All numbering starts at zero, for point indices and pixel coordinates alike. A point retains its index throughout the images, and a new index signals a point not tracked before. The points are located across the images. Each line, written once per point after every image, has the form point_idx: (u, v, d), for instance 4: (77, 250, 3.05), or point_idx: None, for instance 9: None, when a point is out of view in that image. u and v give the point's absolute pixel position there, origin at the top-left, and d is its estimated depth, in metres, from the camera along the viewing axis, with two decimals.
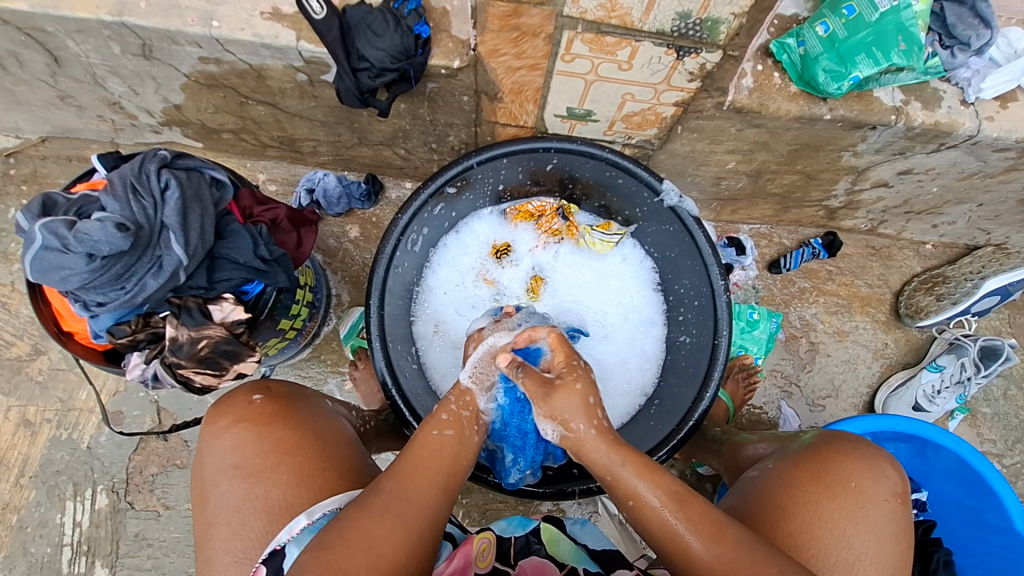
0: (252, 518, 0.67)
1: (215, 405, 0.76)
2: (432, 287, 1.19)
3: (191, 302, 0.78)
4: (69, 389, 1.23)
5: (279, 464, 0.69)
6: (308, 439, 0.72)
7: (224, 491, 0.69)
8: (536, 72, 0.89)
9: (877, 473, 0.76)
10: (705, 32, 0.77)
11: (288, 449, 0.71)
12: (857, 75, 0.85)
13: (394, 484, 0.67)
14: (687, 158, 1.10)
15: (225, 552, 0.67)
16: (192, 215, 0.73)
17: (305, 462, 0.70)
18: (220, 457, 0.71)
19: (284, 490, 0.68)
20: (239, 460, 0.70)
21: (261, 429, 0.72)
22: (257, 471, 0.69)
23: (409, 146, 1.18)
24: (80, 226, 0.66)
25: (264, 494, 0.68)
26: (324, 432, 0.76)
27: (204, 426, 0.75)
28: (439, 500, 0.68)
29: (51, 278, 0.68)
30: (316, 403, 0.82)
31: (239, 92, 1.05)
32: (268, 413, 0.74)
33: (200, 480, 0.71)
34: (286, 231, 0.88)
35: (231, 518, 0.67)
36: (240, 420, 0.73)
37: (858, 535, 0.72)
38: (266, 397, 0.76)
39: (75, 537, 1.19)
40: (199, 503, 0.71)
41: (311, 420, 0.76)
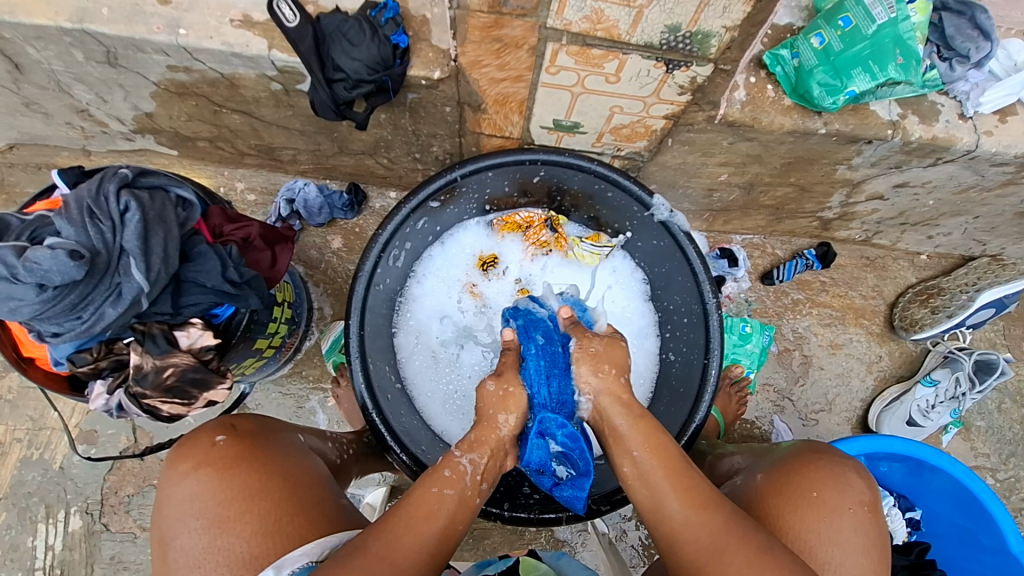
0: (216, 573, 0.63)
1: (177, 448, 0.72)
2: (416, 299, 1.15)
3: (156, 329, 0.73)
4: (41, 406, 1.19)
5: (242, 513, 0.65)
6: (274, 484, 0.68)
7: (184, 543, 0.65)
8: (520, 83, 0.85)
9: (842, 481, 0.73)
10: (695, 45, 0.73)
11: (254, 493, 0.67)
12: (853, 89, 0.82)
13: (382, 544, 0.63)
14: (678, 170, 1.07)
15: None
16: (154, 238, 0.69)
17: (272, 510, 0.66)
18: (180, 505, 0.67)
19: (249, 541, 0.64)
20: (200, 509, 0.66)
21: (223, 475, 0.68)
22: (221, 521, 0.65)
23: (392, 155, 1.14)
24: (30, 254, 0.62)
25: (228, 546, 0.64)
26: (291, 472, 0.72)
27: (165, 468, 0.71)
28: (425, 565, 0.64)
29: (1, 309, 0.63)
30: (284, 438, 0.78)
31: (212, 100, 1.01)
32: (232, 456, 0.70)
33: (161, 528, 0.68)
34: (260, 250, 0.85)
35: (193, 572, 0.63)
36: (200, 466, 0.68)
37: (824, 550, 0.69)
38: (230, 437, 0.72)
39: (47, 561, 1.15)
40: (160, 553, 0.67)
41: (279, 461, 0.72)
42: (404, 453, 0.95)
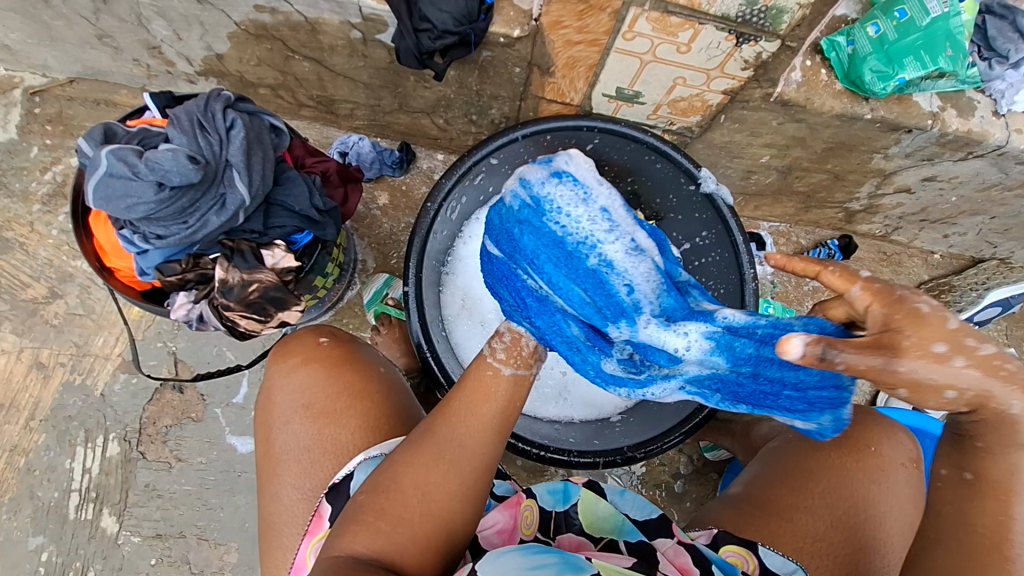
0: (324, 458, 0.73)
1: (282, 347, 0.81)
2: (462, 260, 1.19)
3: (244, 245, 0.78)
4: (85, 334, 1.21)
5: (347, 407, 0.75)
6: (372, 385, 0.78)
7: (293, 430, 0.75)
8: (594, 48, 0.91)
9: (894, 440, 0.87)
10: (768, 20, 0.79)
11: (357, 393, 0.77)
12: (902, 77, 0.88)
13: (448, 430, 0.68)
14: (723, 149, 1.13)
15: (294, 487, 0.73)
16: (255, 157, 0.74)
17: (371, 408, 0.76)
18: (290, 395, 0.77)
19: (353, 432, 0.74)
20: (309, 400, 0.76)
21: (330, 372, 0.78)
22: (326, 413, 0.75)
23: (449, 116, 1.19)
24: (152, 155, 0.67)
25: (335, 435, 0.74)
26: (389, 381, 0.81)
27: (272, 364, 0.80)
28: (488, 447, 0.68)
29: (115, 207, 0.68)
30: (375, 352, 0.86)
31: (288, 45, 1.05)
32: (336, 356, 0.79)
33: (267, 414, 0.78)
34: (335, 186, 0.89)
35: (302, 455, 0.74)
36: (308, 361, 0.79)
37: (884, 495, 0.82)
38: (333, 339, 0.82)
39: (84, 483, 1.17)
40: (264, 436, 0.77)
41: (372, 365, 0.81)
42: (454, 394, 1.00)
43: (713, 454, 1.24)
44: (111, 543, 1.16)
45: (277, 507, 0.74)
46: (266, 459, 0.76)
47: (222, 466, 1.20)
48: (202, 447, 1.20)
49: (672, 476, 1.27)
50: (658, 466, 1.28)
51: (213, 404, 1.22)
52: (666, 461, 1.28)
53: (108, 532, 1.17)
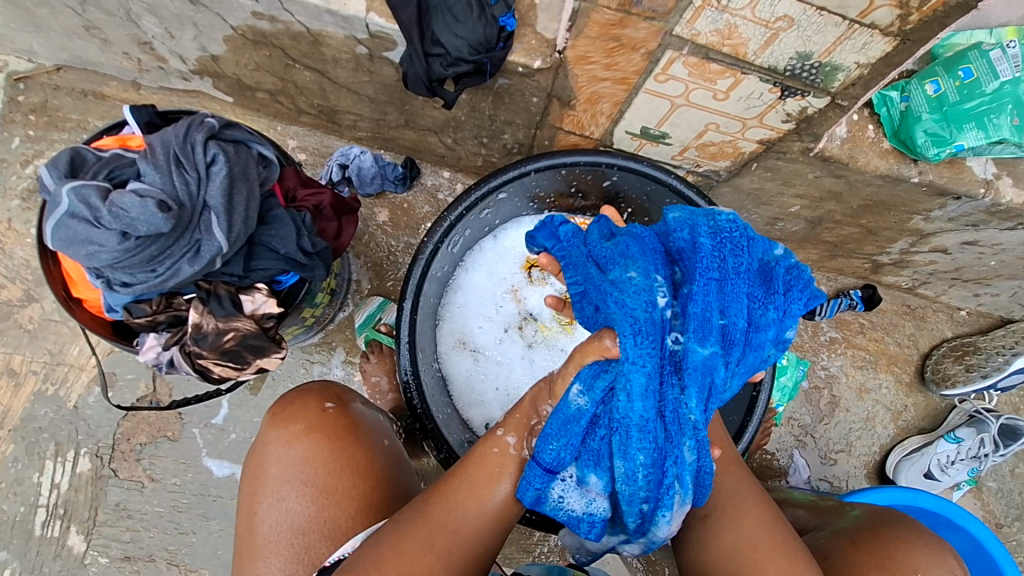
0: (320, 542, 0.67)
1: (283, 409, 0.74)
2: (462, 291, 1.11)
3: (222, 289, 0.71)
4: (61, 341, 1.15)
5: (350, 488, 0.70)
6: (377, 462, 0.73)
7: (288, 507, 0.69)
8: (622, 86, 0.82)
9: (942, 563, 0.68)
10: (820, 76, 0.72)
11: (361, 471, 0.71)
12: (960, 143, 0.80)
13: (444, 513, 0.65)
14: (750, 195, 1.05)
15: (282, 572, 0.67)
16: (237, 196, 0.66)
17: (374, 489, 0.71)
18: (289, 468, 0.71)
19: (353, 517, 0.69)
20: (310, 476, 0.70)
21: (336, 445, 0.72)
22: (329, 492, 0.70)
23: (458, 136, 1.10)
24: (117, 198, 0.60)
25: (333, 518, 0.68)
26: (391, 458, 0.75)
27: (271, 427, 0.73)
28: (477, 538, 0.65)
29: (76, 252, 0.61)
30: (376, 414, 0.81)
31: (287, 53, 0.96)
32: (342, 427, 0.73)
33: (257, 482, 0.71)
34: (328, 220, 0.81)
35: (295, 539, 0.68)
36: (312, 431, 0.72)
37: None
38: (340, 406, 0.75)
39: (51, 499, 1.12)
40: (248, 509, 0.71)
41: (375, 437, 0.76)
42: (439, 448, 0.91)
43: None
44: (77, 563, 1.11)
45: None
46: (247, 535, 0.70)
47: (197, 489, 1.15)
48: (177, 469, 1.15)
49: None
50: None
51: (191, 424, 1.16)
52: None
53: (75, 551, 1.12)
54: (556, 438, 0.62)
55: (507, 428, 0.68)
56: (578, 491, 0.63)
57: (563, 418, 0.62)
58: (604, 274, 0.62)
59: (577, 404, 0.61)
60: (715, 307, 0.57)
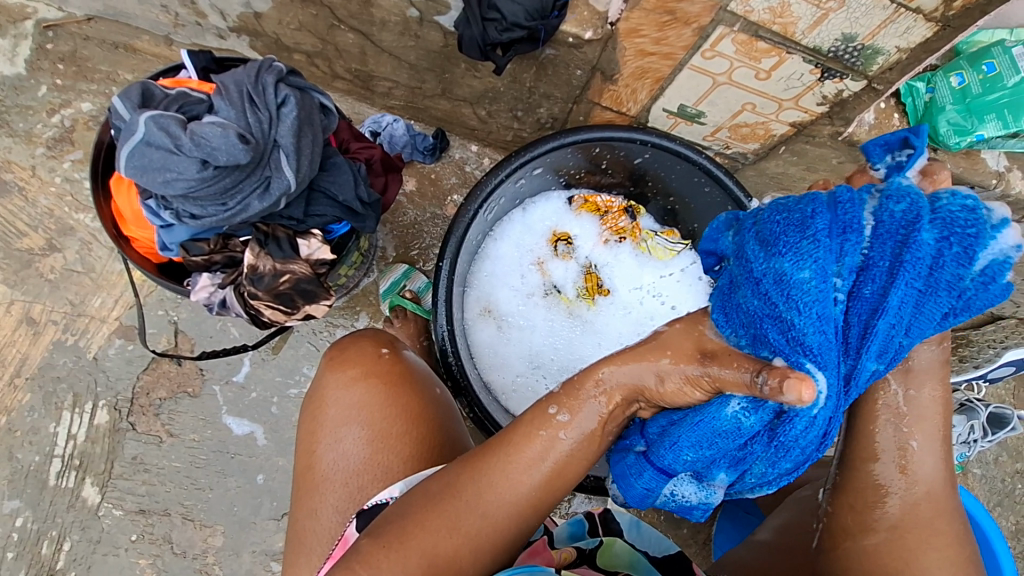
0: (372, 484, 0.71)
1: (341, 355, 0.78)
2: (490, 259, 1.13)
3: (280, 232, 0.73)
4: (82, 292, 1.14)
5: (404, 432, 0.73)
6: (429, 410, 0.76)
7: (343, 448, 0.73)
8: (667, 61, 0.86)
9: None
10: (861, 59, 0.76)
11: (414, 417, 0.74)
12: (980, 133, 0.86)
13: (475, 491, 0.62)
14: (773, 179, 1.09)
15: (336, 510, 0.71)
16: (305, 138, 0.68)
17: (426, 435, 0.74)
18: (345, 410, 0.74)
19: (405, 461, 0.72)
20: (365, 419, 0.74)
21: (389, 390, 0.75)
22: (383, 437, 0.73)
23: (493, 108, 1.13)
24: (197, 128, 0.61)
25: (385, 462, 0.72)
26: (444, 406, 0.78)
27: (330, 372, 0.77)
28: (502, 525, 0.62)
29: (151, 180, 0.62)
30: (428, 373, 0.81)
31: (335, 13, 0.98)
32: (396, 373, 0.77)
33: (314, 423, 0.75)
34: (377, 175, 0.83)
35: (349, 479, 0.71)
36: (368, 375, 0.76)
37: None
38: (394, 353, 0.79)
39: (67, 449, 1.11)
40: (307, 448, 0.75)
41: (427, 386, 0.78)
42: (469, 405, 0.95)
43: None
44: (91, 515, 1.11)
45: (312, 525, 0.72)
46: (306, 473, 0.74)
47: (215, 445, 1.15)
48: (196, 424, 1.15)
49: None
50: None
51: (212, 381, 1.16)
52: None
53: (89, 502, 1.11)
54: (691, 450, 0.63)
55: (561, 404, 0.64)
56: (694, 484, 0.68)
57: (714, 429, 0.60)
58: (767, 254, 0.57)
59: (736, 418, 0.59)
60: (903, 323, 0.56)
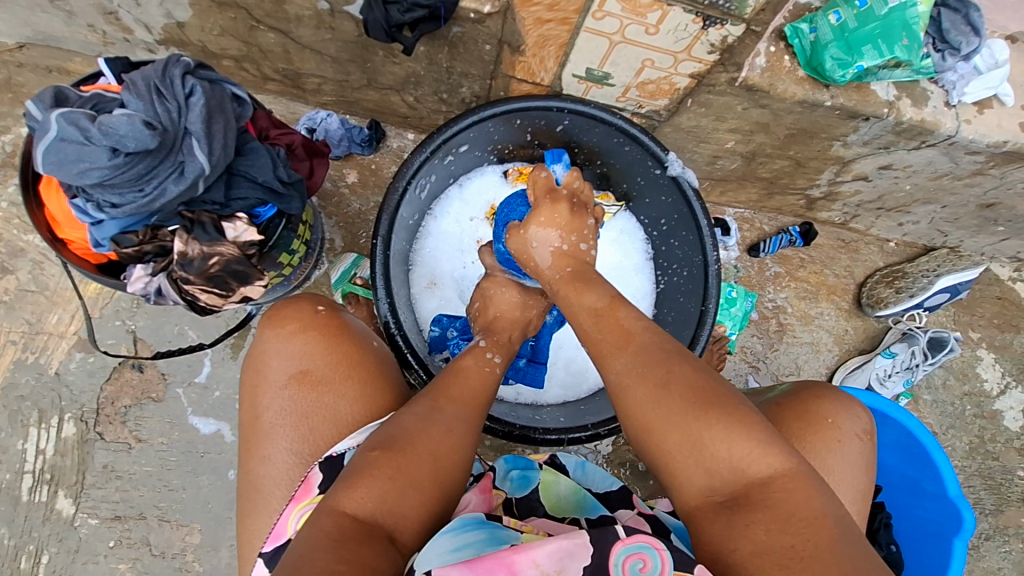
0: (322, 427, 0.75)
1: (277, 311, 0.80)
2: (430, 236, 1.18)
3: (205, 217, 0.77)
4: (38, 311, 1.17)
5: (346, 378, 0.77)
6: (369, 359, 0.80)
7: (288, 399, 0.76)
8: (564, 27, 0.91)
9: (851, 411, 0.84)
10: (734, 3, 0.82)
11: (354, 365, 0.78)
12: (861, 65, 0.91)
13: (454, 406, 0.74)
14: (690, 133, 1.15)
15: (290, 452, 0.74)
16: (216, 124, 0.72)
17: (367, 380, 0.78)
18: (286, 362, 0.77)
19: (351, 404, 0.76)
20: (307, 368, 0.77)
21: (329, 340, 0.79)
22: (327, 383, 0.77)
23: (419, 94, 1.17)
24: (104, 119, 0.65)
25: (333, 406, 0.76)
26: (382, 356, 0.83)
27: (267, 328, 0.80)
28: (475, 425, 0.74)
29: (67, 173, 0.66)
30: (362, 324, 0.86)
31: (252, 14, 1.02)
32: (334, 325, 0.81)
33: (259, 377, 0.78)
34: (300, 159, 0.87)
35: (276, 425, 0.75)
36: (306, 328, 0.79)
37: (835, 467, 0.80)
38: (329, 309, 0.83)
39: (37, 464, 1.14)
40: (252, 403, 0.77)
41: (365, 336, 0.83)
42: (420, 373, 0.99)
43: None
44: (67, 525, 1.14)
45: (266, 470, 0.74)
46: (253, 424, 0.76)
47: (183, 446, 1.18)
48: (163, 428, 1.18)
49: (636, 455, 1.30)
50: (623, 445, 1.30)
51: (175, 384, 1.19)
52: (630, 440, 1.30)
53: (64, 514, 1.14)
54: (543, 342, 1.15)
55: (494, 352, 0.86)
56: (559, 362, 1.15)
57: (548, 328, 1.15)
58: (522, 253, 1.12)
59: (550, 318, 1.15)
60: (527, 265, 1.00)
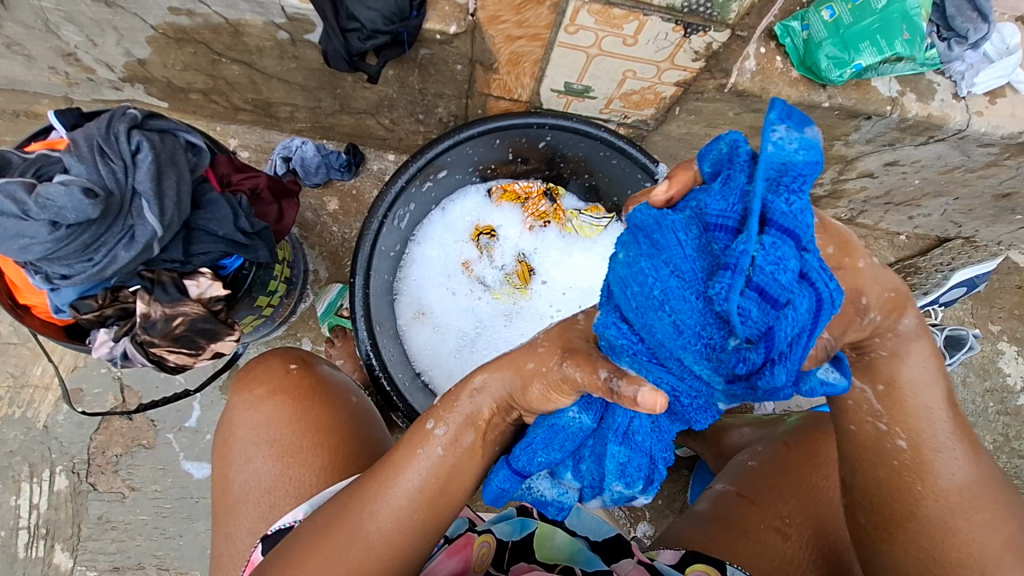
0: (284, 500, 0.73)
1: (246, 375, 0.80)
2: (415, 264, 1.13)
3: (165, 276, 0.72)
4: (22, 363, 1.15)
5: (314, 445, 0.76)
6: (341, 420, 0.78)
7: (256, 467, 0.75)
8: (537, 43, 0.85)
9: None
10: (716, 9, 0.75)
11: (324, 428, 0.77)
12: (859, 63, 0.85)
13: (368, 503, 0.61)
14: (682, 140, 1.09)
15: (250, 530, 0.73)
16: (167, 181, 0.68)
17: (338, 446, 0.76)
18: (253, 429, 0.77)
19: (315, 475, 0.74)
20: (274, 436, 0.76)
21: (298, 404, 0.78)
22: (292, 451, 0.75)
23: (394, 116, 1.12)
24: (42, 189, 0.61)
25: (297, 476, 0.74)
26: (357, 414, 0.81)
27: (238, 393, 0.79)
28: (400, 529, 0.61)
29: (10, 248, 0.63)
30: (339, 385, 0.83)
31: (212, 48, 0.97)
32: (304, 387, 0.79)
33: (229, 445, 0.77)
34: (267, 203, 0.82)
35: (262, 497, 0.73)
36: (275, 392, 0.78)
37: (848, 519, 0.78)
38: (302, 367, 0.81)
39: (32, 520, 1.12)
40: (223, 474, 0.77)
41: (332, 403, 0.79)
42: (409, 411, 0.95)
43: (683, 452, 1.22)
44: None
45: (229, 548, 0.73)
46: (223, 495, 0.76)
47: (177, 492, 1.15)
48: (156, 475, 1.15)
49: None
50: None
51: (165, 429, 1.16)
52: None
53: (61, 568, 1.12)
54: (544, 452, 0.59)
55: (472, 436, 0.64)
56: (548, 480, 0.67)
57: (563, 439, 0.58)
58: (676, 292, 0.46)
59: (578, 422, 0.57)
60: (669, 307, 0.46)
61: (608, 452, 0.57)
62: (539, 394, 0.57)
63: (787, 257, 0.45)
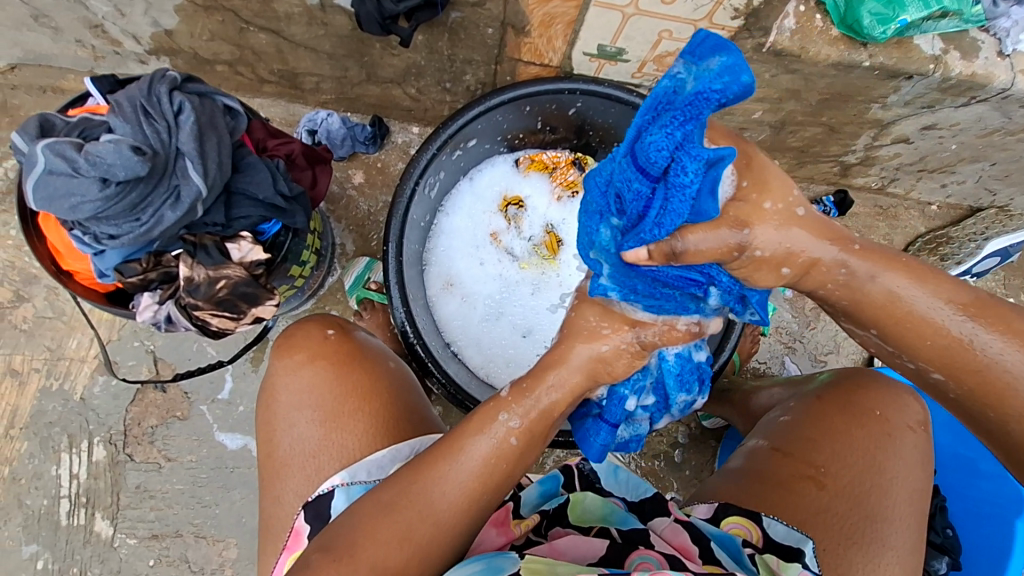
0: (330, 463, 0.74)
1: (286, 341, 0.81)
2: (443, 234, 1.13)
3: (207, 240, 0.73)
4: (58, 337, 1.16)
5: (356, 409, 0.76)
6: (381, 385, 0.79)
7: (300, 431, 0.76)
8: (572, 3, 0.84)
9: (900, 403, 0.82)
10: None
11: (366, 393, 0.77)
12: (904, 19, 0.83)
13: (439, 481, 0.63)
14: None
15: (298, 493, 0.74)
16: (209, 143, 0.69)
17: (381, 409, 0.77)
18: (295, 394, 0.78)
19: (360, 438, 0.75)
20: (317, 401, 0.77)
21: (338, 369, 0.78)
22: (336, 415, 0.76)
23: (421, 85, 1.11)
24: (91, 147, 0.62)
25: (341, 440, 0.75)
26: (396, 378, 0.81)
27: (278, 359, 0.80)
28: (471, 504, 0.63)
29: (59, 207, 0.63)
30: (373, 350, 0.84)
31: (240, 15, 0.96)
32: (344, 352, 0.80)
33: (271, 412, 0.78)
34: (301, 168, 0.82)
35: (308, 461, 0.74)
36: (315, 357, 0.79)
37: (894, 463, 0.77)
38: (340, 332, 0.82)
39: (72, 489, 1.15)
40: (268, 440, 0.78)
41: (373, 369, 0.80)
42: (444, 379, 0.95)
43: (710, 423, 1.22)
44: (107, 546, 1.15)
45: (277, 511, 0.75)
46: (268, 460, 0.77)
47: (213, 462, 1.17)
48: (191, 446, 1.17)
49: (670, 447, 1.25)
50: (656, 436, 1.26)
51: (199, 401, 1.18)
52: (663, 432, 1.26)
53: (103, 535, 1.15)
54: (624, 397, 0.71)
55: (512, 411, 0.65)
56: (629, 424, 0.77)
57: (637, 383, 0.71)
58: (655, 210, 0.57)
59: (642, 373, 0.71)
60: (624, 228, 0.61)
61: (665, 371, 0.72)
62: (625, 366, 0.66)
63: (630, 177, 0.58)
